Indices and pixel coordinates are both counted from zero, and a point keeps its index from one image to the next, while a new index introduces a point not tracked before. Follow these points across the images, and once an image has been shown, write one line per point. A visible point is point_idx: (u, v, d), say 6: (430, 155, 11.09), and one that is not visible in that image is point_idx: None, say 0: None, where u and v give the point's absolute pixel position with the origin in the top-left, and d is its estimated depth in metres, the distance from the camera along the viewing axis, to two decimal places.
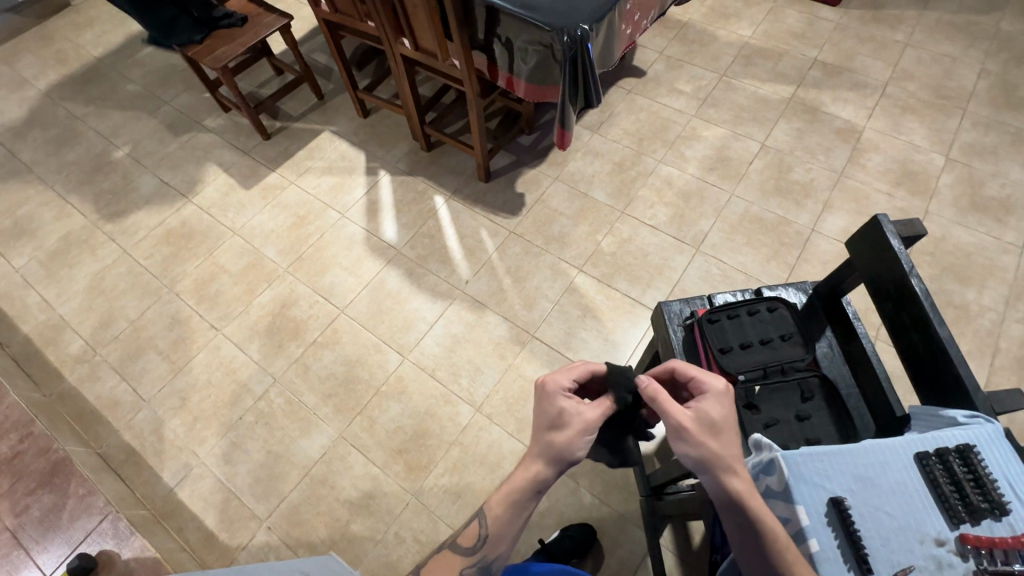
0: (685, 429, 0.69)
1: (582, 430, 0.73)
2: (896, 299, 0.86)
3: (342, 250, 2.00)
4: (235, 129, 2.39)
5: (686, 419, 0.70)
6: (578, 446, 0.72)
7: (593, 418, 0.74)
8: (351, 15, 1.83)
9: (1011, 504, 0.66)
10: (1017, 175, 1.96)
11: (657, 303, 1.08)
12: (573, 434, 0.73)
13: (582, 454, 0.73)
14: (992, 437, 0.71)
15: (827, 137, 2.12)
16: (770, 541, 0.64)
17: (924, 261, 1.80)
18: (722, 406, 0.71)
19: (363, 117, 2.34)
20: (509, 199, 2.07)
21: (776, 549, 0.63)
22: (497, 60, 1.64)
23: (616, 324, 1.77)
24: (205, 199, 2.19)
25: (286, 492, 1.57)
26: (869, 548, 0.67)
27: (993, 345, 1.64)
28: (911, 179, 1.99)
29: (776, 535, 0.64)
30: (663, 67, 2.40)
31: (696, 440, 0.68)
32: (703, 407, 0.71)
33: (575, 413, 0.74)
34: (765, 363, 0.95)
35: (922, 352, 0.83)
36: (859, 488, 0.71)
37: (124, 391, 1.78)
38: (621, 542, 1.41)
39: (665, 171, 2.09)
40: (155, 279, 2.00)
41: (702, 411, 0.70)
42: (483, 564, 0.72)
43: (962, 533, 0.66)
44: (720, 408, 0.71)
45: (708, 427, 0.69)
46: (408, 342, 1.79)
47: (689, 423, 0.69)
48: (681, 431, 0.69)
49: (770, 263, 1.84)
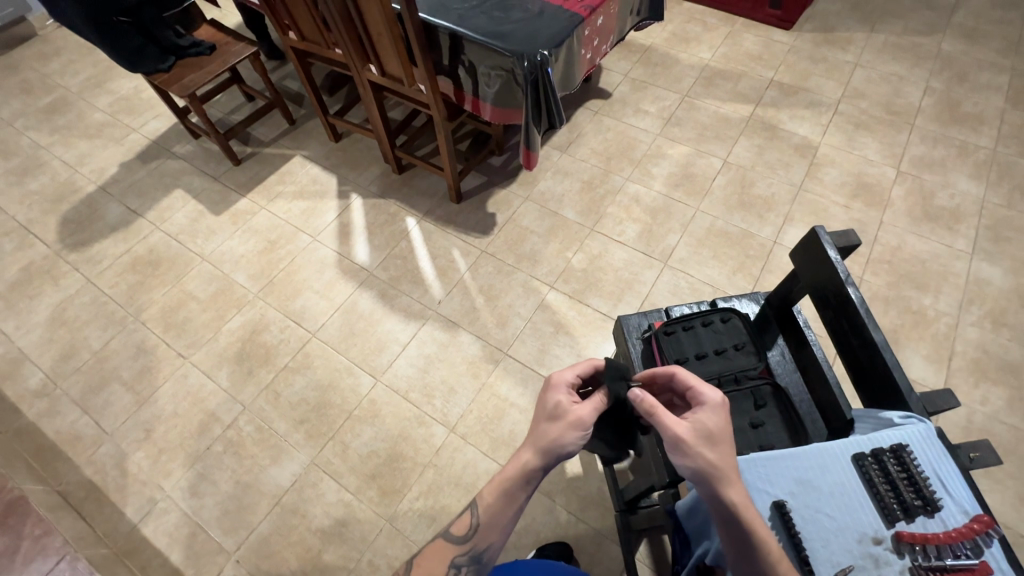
0: (682, 439, 0.67)
1: (574, 424, 0.74)
2: (837, 307, 0.89)
3: (314, 273, 2.00)
4: (205, 155, 2.38)
5: (684, 429, 0.67)
6: (569, 440, 0.74)
7: (587, 415, 0.76)
8: (318, 43, 1.86)
9: (942, 500, 0.71)
10: (964, 186, 2.06)
11: (617, 317, 1.11)
12: (564, 427, 0.74)
13: (572, 447, 0.74)
14: (925, 435, 0.75)
15: (786, 153, 2.20)
16: (763, 552, 0.64)
17: (881, 270, 1.87)
18: (720, 418, 0.69)
19: (335, 141, 2.36)
20: (481, 219, 2.09)
21: (767, 558, 0.64)
22: (463, 84, 1.68)
23: (588, 340, 1.78)
24: (174, 225, 2.17)
25: (255, 523, 1.53)
26: (810, 550, 0.70)
27: (950, 348, 1.70)
28: (866, 191, 2.07)
29: (770, 548, 0.64)
30: (629, 89, 2.47)
31: (693, 451, 0.66)
32: (701, 418, 0.69)
33: (570, 407, 0.76)
34: (719, 373, 0.97)
35: (862, 358, 0.87)
36: (800, 491, 0.74)
37: (86, 424, 1.72)
38: (597, 558, 1.41)
39: (633, 189, 2.14)
40: (121, 308, 1.96)
41: (700, 422, 0.68)
42: (474, 552, 0.75)
43: (898, 531, 0.70)
44: (718, 419, 0.69)
45: (705, 437, 0.67)
46: (381, 364, 1.78)
47: (686, 433, 0.67)
48: (678, 441, 0.67)
49: (736, 275, 1.89)
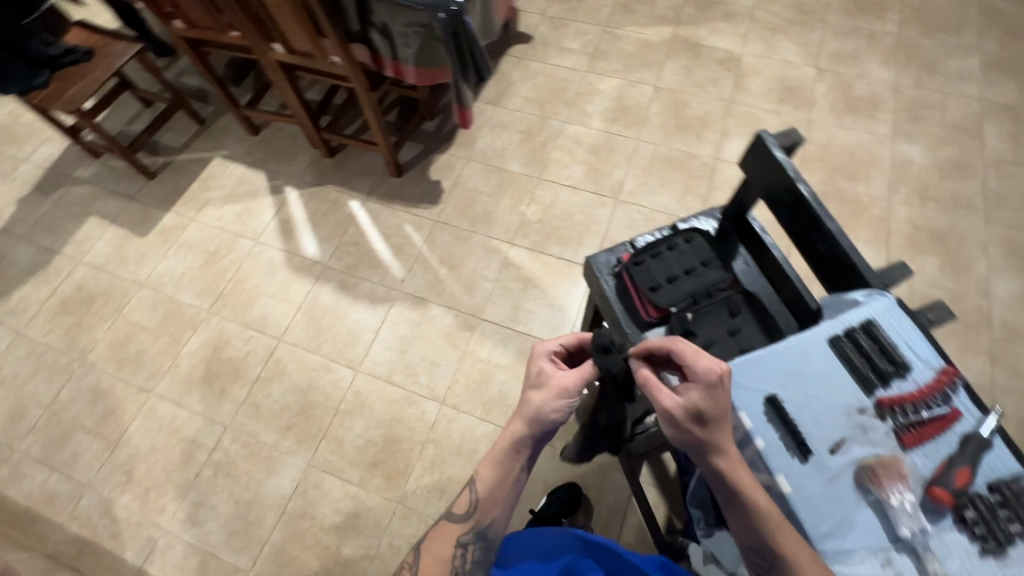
0: (673, 415, 0.71)
1: (557, 392, 0.80)
2: (790, 206, 0.93)
3: (265, 277, 1.90)
4: (113, 174, 2.17)
5: (676, 408, 0.71)
6: (553, 407, 0.79)
7: (570, 382, 0.80)
8: (210, 28, 1.69)
9: (910, 363, 0.80)
10: (879, 73, 2.15)
11: (585, 258, 1.10)
12: (547, 396, 0.80)
13: (557, 413, 0.79)
14: (887, 308, 0.82)
15: (712, 69, 2.22)
16: (756, 509, 0.67)
17: (817, 167, 1.96)
18: (714, 399, 0.70)
19: (254, 135, 2.21)
20: (426, 189, 2.03)
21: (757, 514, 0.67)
22: (379, 49, 1.59)
23: (557, 288, 1.80)
24: (98, 256, 2.00)
25: (266, 536, 1.51)
26: (806, 433, 0.77)
27: (886, 229, 1.82)
28: (792, 95, 2.13)
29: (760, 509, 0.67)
30: (548, 29, 2.40)
31: (681, 428, 0.70)
32: (692, 397, 0.70)
33: (552, 375, 0.82)
34: (693, 291, 1.00)
35: (820, 250, 0.92)
36: (788, 381, 0.80)
37: (59, 481, 1.62)
38: (606, 490, 1.48)
39: (572, 131, 2.12)
40: (62, 354, 1.82)
41: (692, 400, 0.70)
42: (479, 528, 0.80)
43: (878, 398, 0.78)
44: (710, 400, 0.70)
45: (695, 416, 0.70)
46: (357, 355, 1.74)
47: (676, 411, 0.70)
48: (669, 416, 0.71)
49: (685, 198, 1.94)
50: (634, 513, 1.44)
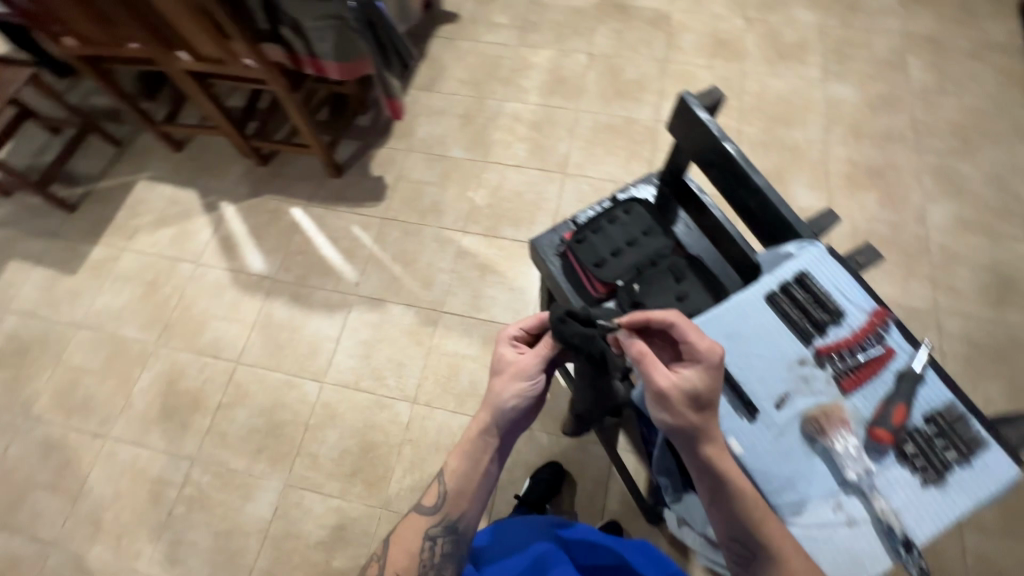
0: (669, 395, 0.70)
1: (517, 374, 0.81)
2: (719, 165, 0.93)
3: (212, 300, 1.82)
4: (29, 212, 2.02)
5: (671, 386, 0.70)
6: (512, 392, 0.80)
7: (529, 362, 0.81)
8: (106, 43, 1.57)
9: (842, 307, 0.85)
10: (804, 17, 2.17)
11: (529, 241, 1.09)
12: (507, 379, 0.81)
13: (516, 397, 0.80)
14: (816, 259, 0.86)
15: (643, 30, 2.20)
16: (739, 494, 0.71)
17: (755, 117, 1.98)
18: (710, 378, 0.71)
19: (179, 151, 2.08)
20: (370, 186, 1.97)
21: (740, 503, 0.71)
22: (293, 46, 1.50)
23: (516, 271, 1.79)
24: (26, 302, 1.87)
25: (252, 563, 1.48)
26: (752, 392, 0.82)
27: (826, 170, 1.86)
28: (723, 47, 2.13)
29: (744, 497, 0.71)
30: (474, 5, 2.32)
31: (676, 410, 0.70)
32: (689, 376, 0.71)
33: (513, 359, 0.83)
34: (637, 261, 1.00)
35: (752, 207, 0.92)
36: (732, 343, 0.84)
37: (21, 543, 1.54)
38: (587, 463, 1.50)
39: (511, 108, 2.07)
40: (3, 411, 1.71)
41: (690, 379, 0.70)
42: (448, 521, 0.80)
43: (815, 347, 0.84)
44: (707, 378, 0.71)
45: (690, 396, 0.70)
46: (320, 367, 1.69)
47: (672, 390, 0.70)
48: (664, 396, 0.71)
49: (631, 163, 1.94)
50: (617, 481, 1.47)
